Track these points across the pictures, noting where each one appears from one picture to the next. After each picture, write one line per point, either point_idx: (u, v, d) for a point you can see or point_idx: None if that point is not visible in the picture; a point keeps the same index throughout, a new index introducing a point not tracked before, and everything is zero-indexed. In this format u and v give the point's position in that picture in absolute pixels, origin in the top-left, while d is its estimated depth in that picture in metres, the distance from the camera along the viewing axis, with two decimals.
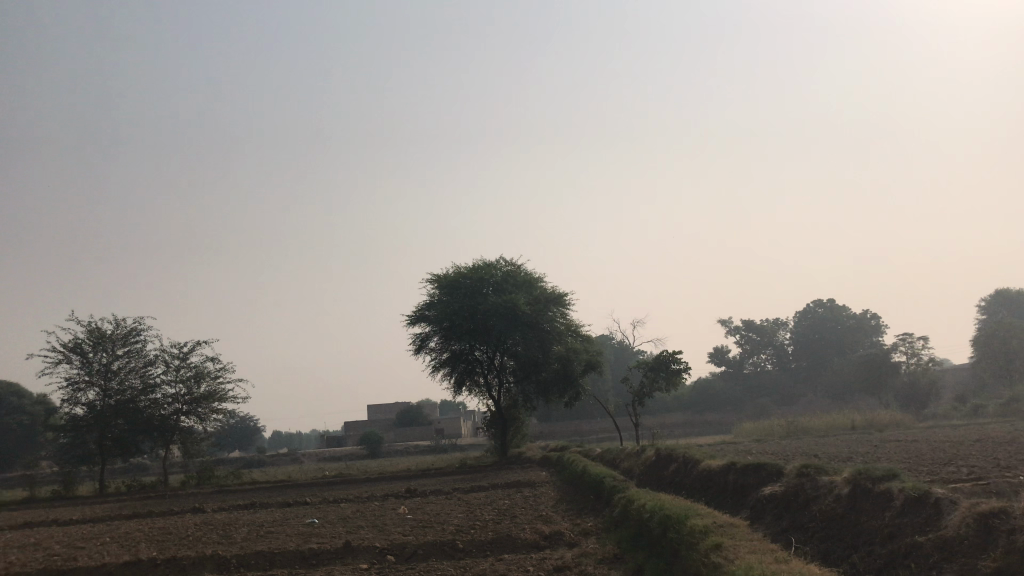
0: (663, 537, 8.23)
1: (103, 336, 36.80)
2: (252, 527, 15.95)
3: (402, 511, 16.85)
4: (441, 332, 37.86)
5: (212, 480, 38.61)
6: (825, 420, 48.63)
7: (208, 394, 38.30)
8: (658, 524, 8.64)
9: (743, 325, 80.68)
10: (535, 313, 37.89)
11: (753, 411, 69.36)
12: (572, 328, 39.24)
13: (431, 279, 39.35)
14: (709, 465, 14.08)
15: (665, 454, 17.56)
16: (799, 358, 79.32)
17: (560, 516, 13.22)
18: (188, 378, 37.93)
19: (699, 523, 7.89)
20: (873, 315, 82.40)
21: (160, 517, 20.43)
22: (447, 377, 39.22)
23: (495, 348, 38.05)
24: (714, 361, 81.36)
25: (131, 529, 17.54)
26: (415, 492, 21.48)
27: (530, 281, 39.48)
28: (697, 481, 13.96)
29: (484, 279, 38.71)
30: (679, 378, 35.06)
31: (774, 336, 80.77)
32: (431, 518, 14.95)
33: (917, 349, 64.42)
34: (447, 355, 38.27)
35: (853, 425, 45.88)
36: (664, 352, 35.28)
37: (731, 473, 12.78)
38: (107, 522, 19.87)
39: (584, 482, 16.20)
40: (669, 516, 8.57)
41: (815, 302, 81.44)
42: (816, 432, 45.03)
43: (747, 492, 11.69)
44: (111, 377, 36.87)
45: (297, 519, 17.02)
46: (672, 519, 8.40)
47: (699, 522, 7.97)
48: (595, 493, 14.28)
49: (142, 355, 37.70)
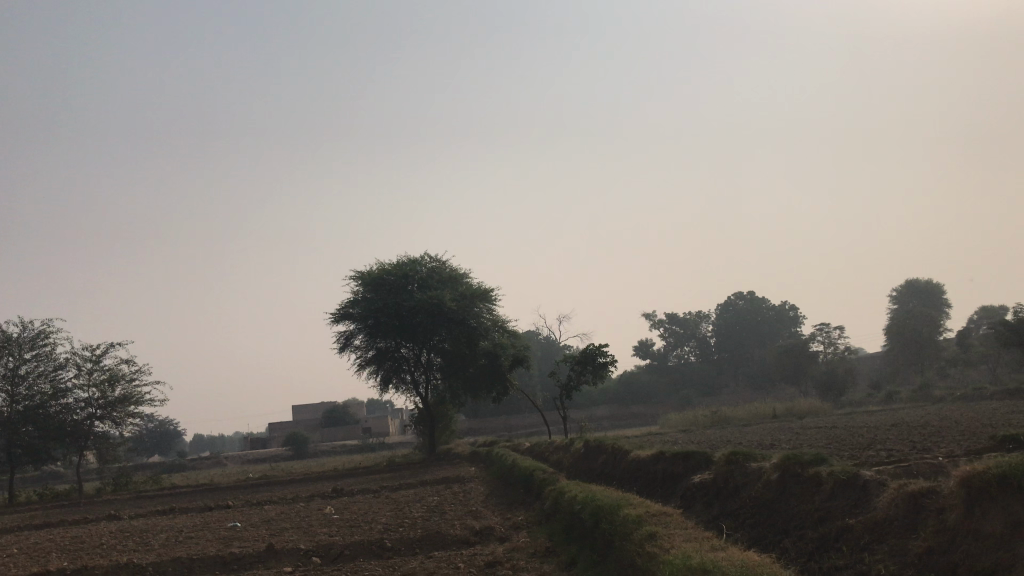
0: (596, 528, 8.12)
1: (9, 340, 35.07)
2: (171, 533, 15.31)
3: (328, 511, 16.41)
4: (366, 330, 37.30)
5: (129, 486, 37.30)
6: (748, 409, 49.69)
7: (123, 398, 36.96)
8: (591, 515, 8.53)
9: (667, 318, 81.91)
10: (461, 309, 37.63)
11: (678, 402, 70.49)
12: (498, 323, 39.12)
13: (354, 277, 38.69)
14: (637, 455, 14.08)
15: (594, 445, 17.56)
16: (722, 350, 80.92)
17: (490, 510, 13.03)
18: (102, 381, 36.51)
19: (632, 512, 7.80)
20: (791, 306, 84.60)
21: (72, 526, 19.50)
22: (372, 375, 38.66)
23: (422, 345, 37.66)
24: (639, 354, 82.40)
25: (40, 539, 16.66)
26: (342, 492, 21.02)
27: (456, 277, 39.19)
28: (627, 471, 13.95)
29: (409, 275, 38.25)
30: (606, 371, 35.25)
31: (697, 329, 82.23)
32: (358, 517, 14.59)
33: (833, 339, 66.41)
34: (372, 353, 37.73)
35: (775, 413, 46.96)
36: (590, 346, 35.40)
37: (660, 462, 12.79)
38: (14, 533, 18.85)
39: (514, 476, 16.05)
40: (601, 507, 8.46)
41: (736, 294, 83.20)
42: (740, 421, 45.94)
43: (677, 481, 11.70)
44: (18, 382, 35.17)
45: (218, 524, 16.42)
46: (605, 508, 8.31)
47: (632, 511, 7.89)
48: (525, 486, 14.15)
49: (52, 358, 36.07)
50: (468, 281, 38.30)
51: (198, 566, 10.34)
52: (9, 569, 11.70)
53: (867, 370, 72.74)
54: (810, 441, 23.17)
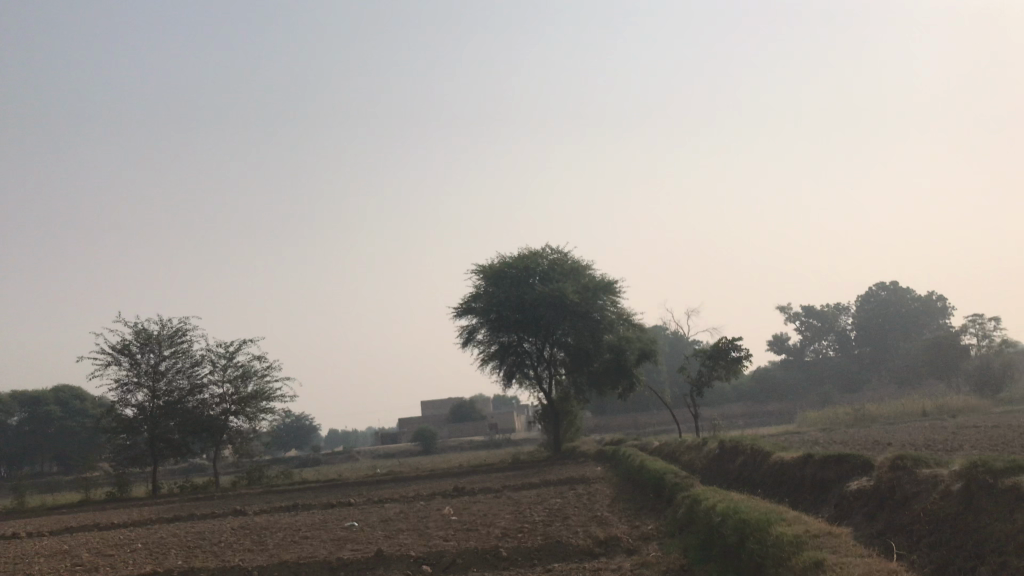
0: (741, 548, 6.95)
1: (150, 338, 36.49)
2: (288, 532, 15.00)
3: (447, 512, 15.71)
4: (488, 325, 36.85)
5: (263, 480, 38.19)
6: (893, 407, 46.44)
7: (255, 393, 37.91)
8: (734, 530, 7.37)
9: (802, 311, 78.23)
10: (584, 301, 36.61)
11: (815, 399, 67.07)
12: (623, 317, 37.79)
13: (476, 271, 38.28)
14: (781, 458, 12.69)
15: (730, 445, 16.21)
16: (862, 345, 76.46)
17: (616, 517, 11.95)
18: (236, 377, 37.58)
19: (786, 530, 6.62)
20: (939, 297, 79.02)
21: (200, 520, 19.71)
22: (496, 370, 38.17)
23: (545, 339, 36.86)
24: (773, 349, 79.03)
25: (166, 533, 16.76)
26: (463, 490, 20.45)
27: (578, 270, 38.13)
28: (768, 476, 12.60)
29: (531, 269, 37.53)
30: (738, 367, 33.39)
31: (835, 322, 78.06)
32: (476, 519, 13.84)
33: (988, 331, 61.43)
34: (495, 348, 37.26)
35: (924, 411, 43.61)
36: (722, 340, 33.57)
37: (807, 466, 11.42)
38: (146, 526, 19.17)
39: (644, 477, 14.89)
40: (745, 521, 7.27)
41: (877, 286, 78.45)
42: (885, 419, 42.93)
43: (829, 488, 10.30)
44: (159, 378, 36.53)
45: (337, 522, 16.04)
46: (752, 523, 7.15)
47: (784, 528, 6.71)
48: (656, 490, 12.99)
49: (189, 355, 37.30)
50: (592, 273, 37.16)
51: (304, 572, 9.76)
52: (123, 568, 11.49)
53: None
54: (972, 442, 20.91)
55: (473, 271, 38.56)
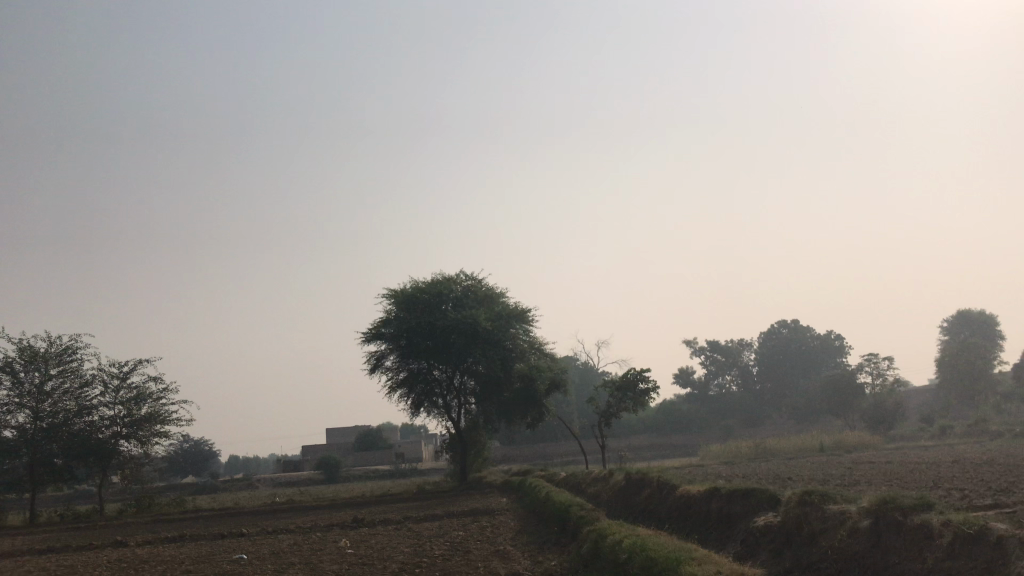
0: None
1: (36, 355, 34.37)
2: (169, 566, 13.95)
3: (343, 544, 14.93)
4: (397, 351, 36.05)
5: (153, 508, 36.29)
6: (793, 441, 47.46)
7: (149, 417, 36.17)
8: (640, 568, 7.01)
9: (707, 345, 79.75)
10: (496, 329, 36.23)
11: (719, 433, 68.20)
12: (535, 346, 37.53)
13: (388, 295, 37.47)
14: (687, 491, 12.49)
15: (636, 477, 15.98)
16: (764, 380, 78.39)
17: (519, 551, 11.49)
18: (129, 399, 35.77)
19: (693, 569, 6.32)
20: (837, 336, 81.83)
21: (73, 552, 18.28)
22: (404, 398, 37.33)
23: (455, 367, 36.28)
24: (679, 382, 80.21)
25: (33, 567, 15.43)
26: (363, 521, 19.66)
27: (491, 297, 37.77)
28: (674, 509, 12.38)
29: (444, 294, 36.95)
30: (646, 399, 33.51)
31: (738, 357, 79.85)
32: (374, 553, 13.19)
33: (881, 370, 63.77)
34: (404, 375, 36.46)
35: (822, 446, 44.71)
36: (630, 371, 33.66)
37: (713, 500, 11.23)
38: (12, 558, 17.65)
39: (548, 509, 14.48)
40: (652, 560, 6.93)
41: (779, 323, 80.72)
42: (784, 454, 43.81)
43: (735, 524, 10.10)
44: (44, 399, 34.35)
45: (224, 555, 15.04)
46: (659, 560, 6.83)
47: (691, 568, 6.41)
48: (561, 523, 12.60)
49: (78, 375, 35.27)
50: (505, 300, 36.84)
51: None
52: None
53: (916, 402, 69.85)
54: (869, 478, 21.31)
55: (385, 295, 37.74)
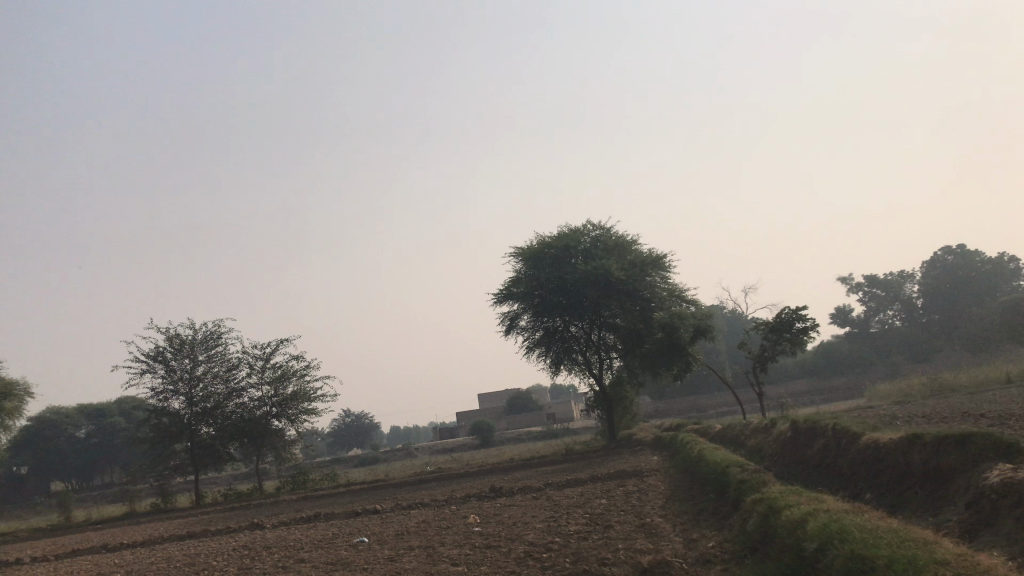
0: None
1: (183, 343, 34.89)
2: (290, 553, 12.80)
3: (472, 521, 13.24)
4: (531, 310, 34.41)
5: (308, 484, 36.37)
6: (974, 373, 42.71)
7: (296, 395, 36.16)
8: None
9: (865, 281, 74.03)
10: (631, 278, 33.96)
11: (886, 372, 63.20)
12: (675, 293, 34.96)
13: (515, 254, 35.86)
14: (875, 439, 10.10)
15: (806, 424, 13.52)
16: (931, 312, 72.11)
17: (670, 525, 9.46)
18: (273, 379, 35.83)
19: None
20: (1013, 258, 73.76)
21: (214, 537, 17.67)
22: (543, 358, 35.74)
23: (592, 322, 34.35)
24: (837, 322, 75.24)
25: (165, 557, 14.81)
26: (503, 491, 18.13)
27: (624, 245, 35.40)
28: (860, 463, 10.06)
29: (572, 247, 34.91)
30: (805, 339, 30.37)
31: (901, 290, 73.85)
32: (504, 531, 11.48)
33: None
34: (541, 334, 34.88)
35: (1008, 376, 39.96)
36: (784, 311, 30.58)
37: (913, 451, 8.84)
38: (148, 548, 17.26)
39: (703, 470, 12.42)
40: (864, 562, 4.86)
41: (944, 250, 73.69)
42: (965, 388, 39.53)
43: (951, 481, 7.77)
44: (194, 384, 34.76)
45: (348, 538, 13.74)
46: (884, 567, 4.71)
47: None
48: (717, 489, 10.49)
49: (224, 359, 35.56)
50: (638, 248, 34.36)
51: None
52: None
53: None
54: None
55: (511, 253, 36.17)
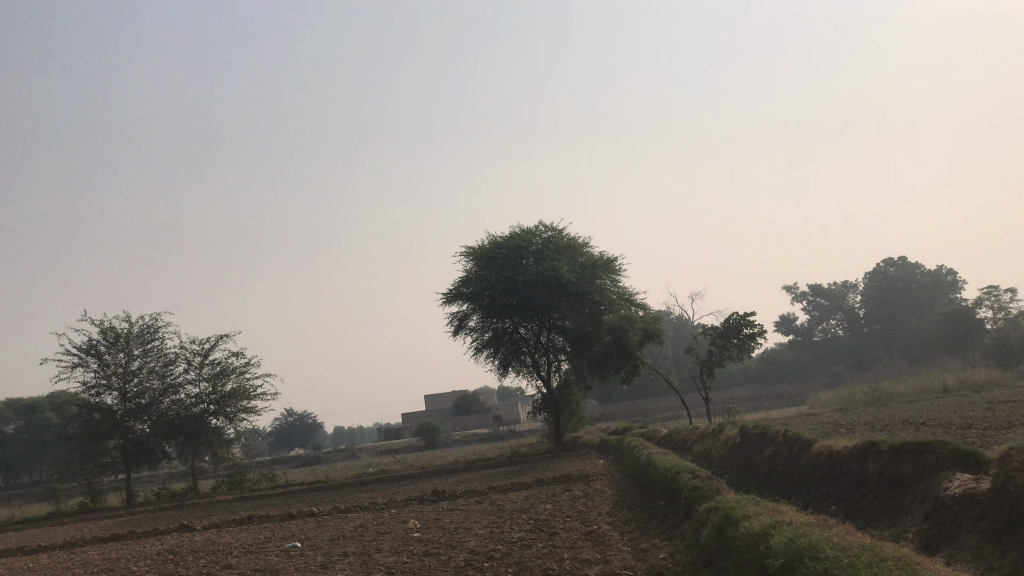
0: None
1: (119, 336, 33.59)
2: (217, 558, 12.06)
3: (410, 526, 12.65)
4: (480, 310, 33.89)
5: (244, 485, 35.28)
6: (913, 383, 43.35)
7: (235, 392, 35.06)
8: None
9: (809, 290, 75.53)
10: (581, 281, 33.68)
11: (828, 380, 64.06)
12: (625, 296, 34.76)
13: (465, 253, 35.32)
14: (827, 447, 9.82)
15: (756, 430, 13.27)
16: (872, 322, 73.45)
17: (618, 534, 9.03)
18: (211, 375, 34.69)
19: None
20: (950, 271, 75.42)
21: (141, 539, 16.78)
22: (491, 359, 35.24)
23: (542, 323, 33.95)
24: (781, 329, 76.23)
25: (85, 562, 13.93)
26: (445, 494, 17.57)
27: (575, 247, 35.10)
28: (812, 471, 9.77)
29: (523, 248, 34.50)
30: (753, 345, 30.38)
31: (843, 300, 75.14)
32: (444, 538, 10.94)
33: (1004, 303, 55.87)
34: (489, 335, 34.36)
35: (945, 386, 40.60)
36: (733, 316, 30.55)
37: (869, 459, 8.56)
38: (69, 550, 16.31)
39: (651, 476, 12.05)
40: None
41: (885, 262, 75.23)
42: (904, 397, 40.07)
43: (908, 490, 7.47)
44: (129, 379, 33.49)
45: (280, 542, 13.05)
46: None
47: None
48: (666, 497, 10.11)
49: (161, 354, 34.32)
50: (589, 250, 34.10)
51: None
52: None
53: None
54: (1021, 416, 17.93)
55: (461, 252, 35.59)
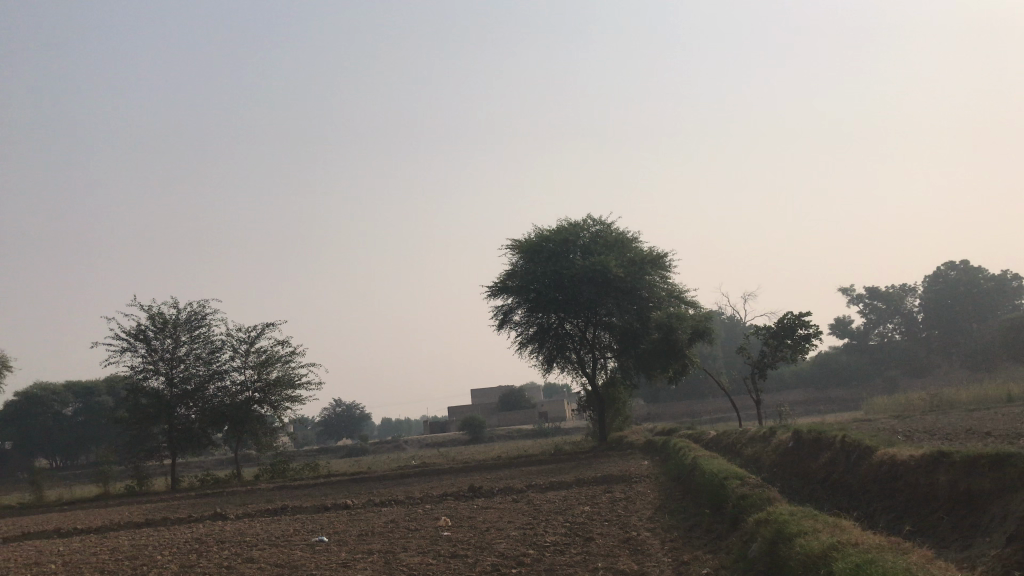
0: None
1: (167, 322, 33.75)
2: (243, 550, 11.67)
3: (441, 524, 12.11)
4: (526, 304, 33.27)
5: (287, 473, 35.20)
6: (975, 391, 41.52)
7: (280, 381, 34.95)
8: None
9: (866, 292, 73.23)
10: (630, 276, 32.86)
11: (884, 385, 62.09)
12: (674, 293, 33.87)
13: (512, 246, 34.74)
14: (890, 456, 9.03)
15: (810, 435, 12.46)
16: (931, 327, 71.08)
17: (659, 542, 8.36)
18: (257, 363, 34.63)
19: None
20: (1017, 276, 72.35)
21: (175, 525, 16.55)
22: (536, 355, 34.62)
23: (588, 319, 33.22)
24: (835, 332, 74.22)
25: (114, 547, 13.69)
26: (482, 491, 17.00)
27: (624, 242, 34.28)
28: (873, 481, 9.00)
29: (571, 242, 33.80)
30: (807, 347, 29.24)
31: (902, 303, 72.77)
32: (476, 539, 10.37)
33: None
34: (534, 330, 33.75)
35: (1010, 395, 38.79)
36: (787, 316, 29.45)
37: (939, 471, 7.77)
38: (102, 535, 16.14)
39: (696, 481, 11.34)
40: None
41: (947, 265, 72.51)
42: (965, 406, 38.41)
43: (987, 508, 6.68)
44: (176, 364, 33.62)
45: (309, 536, 12.62)
46: None
47: None
48: (713, 504, 9.41)
49: (208, 341, 34.38)
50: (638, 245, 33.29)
51: None
52: None
53: None
54: None
55: (508, 245, 35.00)
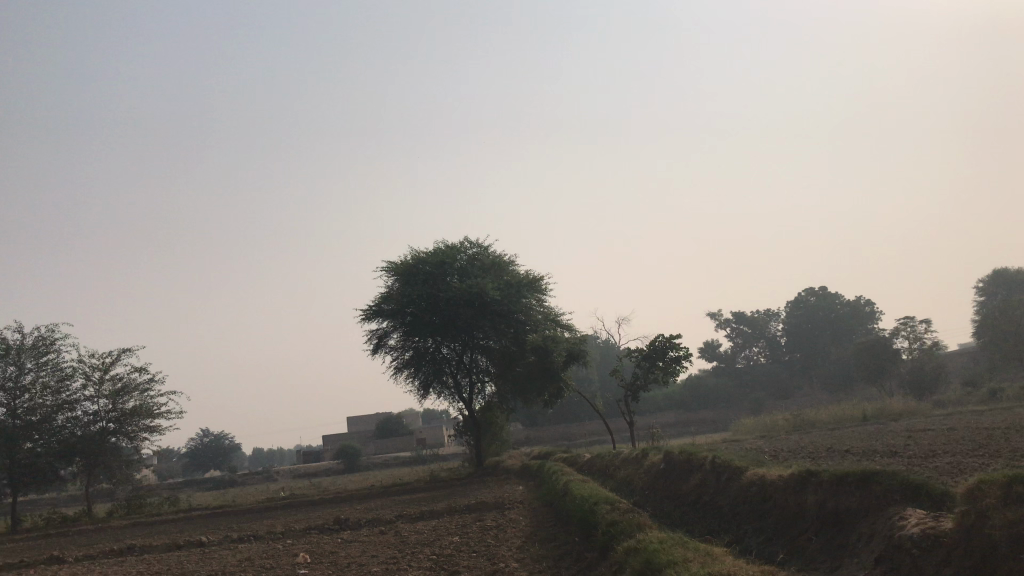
0: None
1: (10, 348, 31.11)
2: None
3: (300, 561, 11.28)
4: (401, 327, 32.50)
5: (144, 509, 33.05)
6: (833, 411, 43.36)
7: (137, 410, 32.87)
8: None
9: (733, 318, 76.30)
10: (506, 299, 32.65)
11: (750, 407, 64.29)
12: (550, 316, 33.92)
13: (387, 268, 33.94)
14: (759, 477, 8.93)
15: (680, 456, 12.39)
16: (793, 350, 74.45)
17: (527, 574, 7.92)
18: (112, 392, 32.44)
19: None
20: (869, 302, 76.58)
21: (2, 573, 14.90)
22: (411, 380, 33.86)
23: (465, 343, 32.76)
24: (704, 355, 76.65)
25: None
26: (350, 523, 16.17)
27: (500, 265, 34.09)
28: (742, 503, 8.86)
29: (447, 264, 33.33)
30: (677, 368, 29.69)
31: (766, 328, 76.35)
32: None
33: (918, 334, 56.29)
34: (410, 354, 33.00)
35: (864, 414, 40.71)
36: (658, 338, 29.84)
37: (806, 490, 7.67)
38: None
39: (568, 506, 11.00)
40: None
41: (806, 291, 75.93)
42: (824, 425, 40.05)
43: (855, 528, 6.55)
44: (19, 394, 30.99)
45: None
46: None
47: None
48: (584, 531, 9.06)
49: (57, 368, 31.93)
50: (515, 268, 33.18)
51: None
52: None
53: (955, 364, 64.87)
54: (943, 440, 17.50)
55: (383, 267, 34.19)
